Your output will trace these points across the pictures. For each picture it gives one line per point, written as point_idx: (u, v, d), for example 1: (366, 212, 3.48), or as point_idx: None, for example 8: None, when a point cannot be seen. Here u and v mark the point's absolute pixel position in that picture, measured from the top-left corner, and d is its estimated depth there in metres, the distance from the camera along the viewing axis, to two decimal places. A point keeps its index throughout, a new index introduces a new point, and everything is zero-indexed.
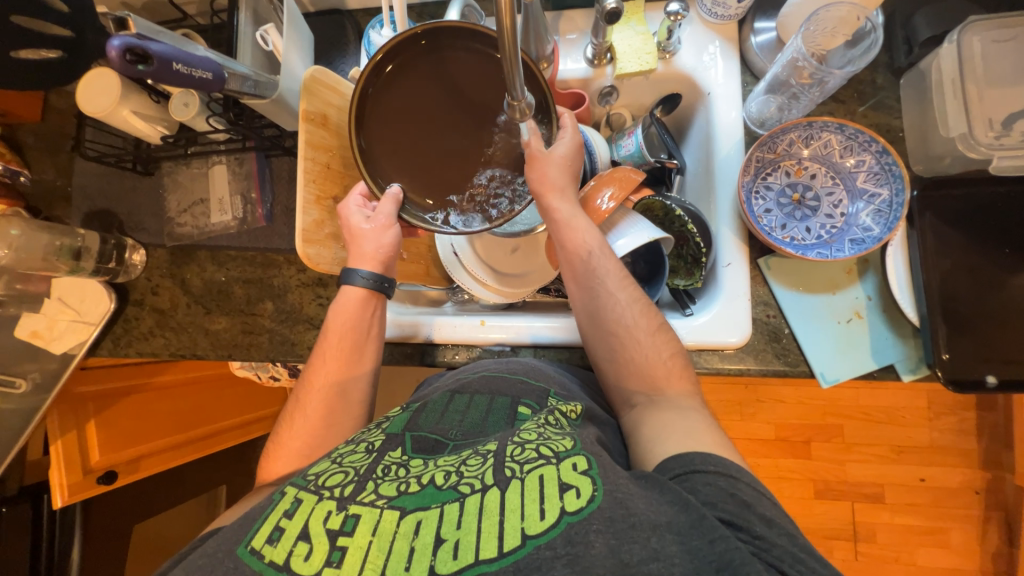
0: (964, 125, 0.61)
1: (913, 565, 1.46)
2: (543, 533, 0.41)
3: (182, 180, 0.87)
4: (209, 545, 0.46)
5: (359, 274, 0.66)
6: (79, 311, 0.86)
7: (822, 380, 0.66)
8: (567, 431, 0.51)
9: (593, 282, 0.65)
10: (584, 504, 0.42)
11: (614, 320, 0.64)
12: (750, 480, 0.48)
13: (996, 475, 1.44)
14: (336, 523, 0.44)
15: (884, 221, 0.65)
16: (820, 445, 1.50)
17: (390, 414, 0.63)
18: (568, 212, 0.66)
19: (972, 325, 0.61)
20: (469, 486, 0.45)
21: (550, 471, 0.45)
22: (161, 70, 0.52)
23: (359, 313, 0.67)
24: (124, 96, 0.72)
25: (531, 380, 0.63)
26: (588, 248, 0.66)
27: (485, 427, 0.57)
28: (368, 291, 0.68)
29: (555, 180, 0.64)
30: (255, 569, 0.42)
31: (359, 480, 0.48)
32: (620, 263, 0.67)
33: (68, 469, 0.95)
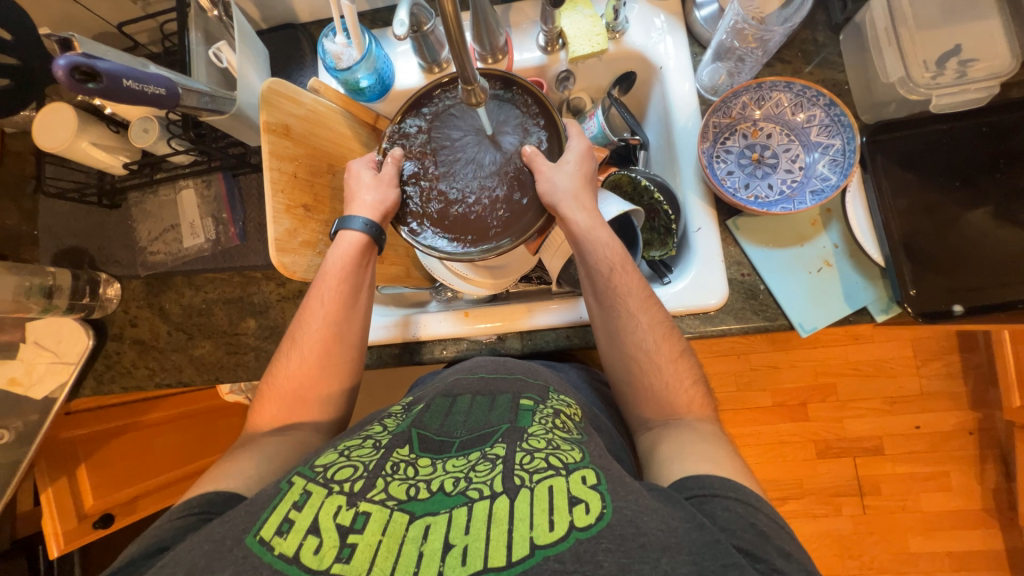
0: (902, 69, 0.64)
1: (919, 513, 1.49)
2: (551, 544, 0.41)
3: (150, 209, 0.86)
4: (215, 530, 0.45)
5: (359, 220, 0.66)
6: (57, 353, 0.85)
7: (800, 330, 0.68)
8: (575, 438, 0.52)
9: (613, 300, 0.65)
10: (593, 521, 0.42)
11: (635, 341, 0.64)
12: (770, 512, 0.48)
13: (986, 414, 1.48)
14: (346, 518, 0.44)
15: (840, 169, 0.68)
16: (816, 405, 1.53)
17: (391, 412, 0.63)
18: (588, 224, 0.65)
19: (935, 260, 0.64)
20: (478, 491, 0.46)
21: (559, 482, 0.46)
22: (112, 87, 0.51)
23: (353, 258, 0.67)
24: (82, 128, 0.73)
25: (530, 378, 0.65)
26: (610, 264, 0.65)
27: (490, 420, 0.57)
28: (365, 239, 0.67)
29: (568, 195, 0.64)
30: (264, 560, 0.41)
31: (368, 475, 0.48)
32: (642, 281, 0.67)
33: (62, 516, 0.94)
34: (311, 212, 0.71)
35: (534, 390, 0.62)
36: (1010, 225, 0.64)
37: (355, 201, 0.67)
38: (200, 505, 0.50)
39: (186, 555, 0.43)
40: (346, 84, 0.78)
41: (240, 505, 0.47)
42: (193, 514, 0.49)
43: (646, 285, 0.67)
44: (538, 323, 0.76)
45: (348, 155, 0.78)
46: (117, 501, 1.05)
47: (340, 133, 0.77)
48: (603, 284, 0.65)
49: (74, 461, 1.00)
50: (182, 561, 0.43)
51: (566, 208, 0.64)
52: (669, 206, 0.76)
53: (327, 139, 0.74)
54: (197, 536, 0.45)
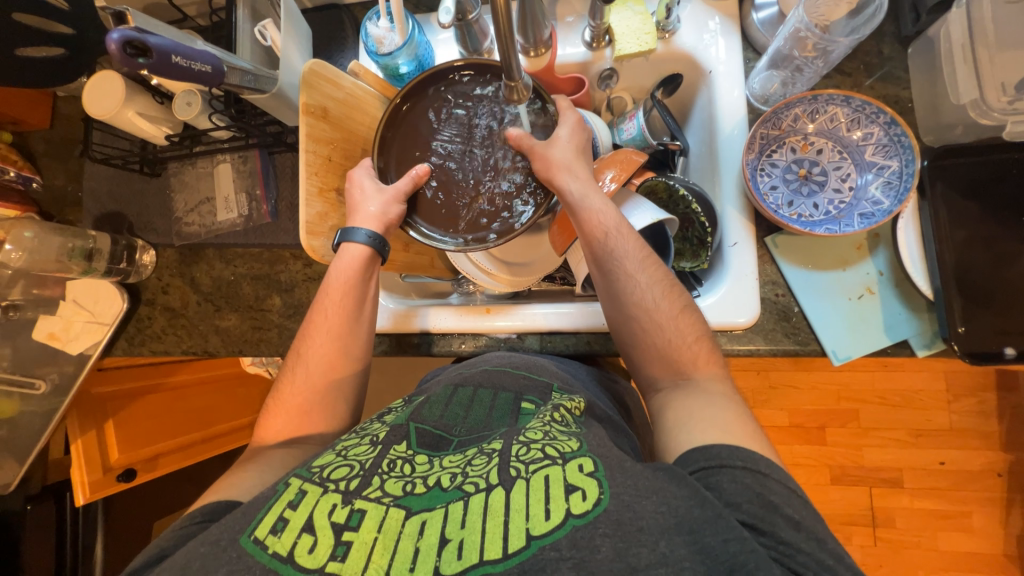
0: (976, 90, 0.59)
1: (934, 550, 1.44)
2: (547, 534, 0.40)
3: (188, 180, 0.88)
4: (211, 533, 0.45)
5: (362, 232, 0.65)
6: (93, 312, 0.88)
7: (833, 358, 0.65)
8: (573, 430, 0.51)
9: (611, 261, 0.62)
10: (590, 507, 0.41)
11: (634, 301, 0.61)
12: (779, 477, 0.46)
13: (1019, 457, 1.41)
14: (341, 517, 0.44)
15: (895, 193, 0.64)
16: (835, 430, 1.48)
17: (392, 406, 0.63)
18: (581, 191, 0.63)
19: (988, 296, 0.60)
20: (474, 485, 0.45)
21: (556, 471, 0.44)
22: (161, 62, 0.52)
23: (357, 273, 0.66)
24: (129, 97, 0.74)
25: (534, 375, 0.64)
26: (605, 228, 0.63)
27: (490, 423, 0.57)
28: (368, 250, 0.67)
29: (561, 160, 0.64)
30: (259, 559, 0.42)
31: (364, 474, 0.48)
32: (641, 242, 0.64)
33: (88, 467, 0.98)
34: (342, 196, 0.72)
35: (535, 390, 0.61)
36: None
37: (359, 212, 0.65)
38: (200, 514, 0.50)
39: (184, 559, 0.44)
40: (385, 69, 0.77)
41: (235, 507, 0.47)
42: (192, 521, 0.50)
43: (645, 245, 0.64)
44: (559, 326, 0.75)
45: None
46: (140, 457, 1.08)
47: (374, 117, 0.76)
48: (599, 249, 0.63)
49: (102, 416, 1.05)
50: (179, 560, 0.44)
51: (557, 171, 0.64)
52: (707, 219, 0.72)
53: (362, 124, 0.74)
54: (193, 543, 0.45)
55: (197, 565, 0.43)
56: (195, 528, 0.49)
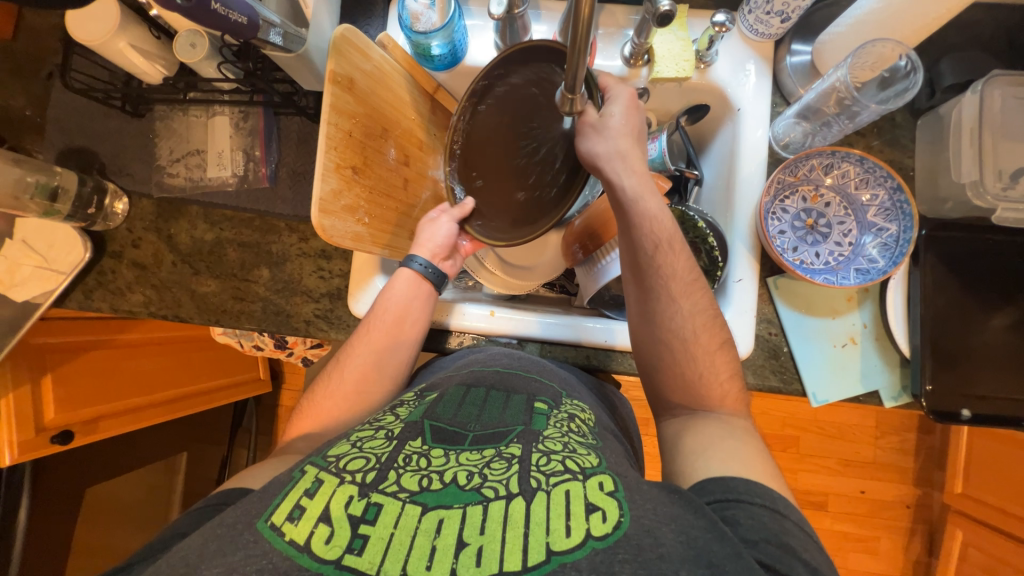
0: (976, 172, 0.64)
1: (845, 569, 1.60)
2: (568, 551, 0.40)
3: (177, 127, 0.80)
4: (225, 516, 0.44)
5: (420, 261, 0.70)
6: (47, 258, 0.79)
7: (813, 400, 0.69)
8: (591, 445, 0.53)
9: (656, 281, 0.63)
10: (610, 530, 0.42)
11: (673, 327, 0.63)
12: (797, 519, 0.47)
13: (926, 492, 1.57)
14: (358, 509, 0.42)
15: (890, 255, 0.68)
16: (777, 454, 1.59)
17: (405, 399, 0.63)
18: (636, 192, 0.62)
19: (954, 360, 0.66)
20: (493, 490, 0.45)
21: (576, 487, 0.45)
22: (198, 7, 0.48)
23: (409, 295, 0.69)
24: (122, 26, 0.67)
25: (545, 379, 0.65)
26: (657, 242, 0.62)
27: (504, 420, 0.56)
28: (418, 277, 0.70)
29: (620, 157, 0.60)
30: (274, 545, 0.41)
31: (381, 467, 0.47)
32: (687, 260, 0.64)
33: (19, 426, 0.89)
34: (358, 175, 0.67)
35: (548, 393, 0.62)
36: None
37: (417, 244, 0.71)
38: (215, 496, 0.50)
39: (198, 541, 0.43)
40: (417, 46, 0.73)
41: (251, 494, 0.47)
42: (209, 502, 0.50)
43: (694, 266, 0.65)
44: (559, 337, 0.75)
45: (402, 120, 0.75)
46: (77, 419, 0.99)
47: (398, 96, 0.73)
48: (646, 263, 0.63)
49: (41, 370, 0.94)
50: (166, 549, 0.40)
51: (615, 169, 0.60)
52: (718, 248, 0.74)
53: (386, 101, 0.71)
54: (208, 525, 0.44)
55: (214, 547, 0.42)
56: (211, 510, 0.49)
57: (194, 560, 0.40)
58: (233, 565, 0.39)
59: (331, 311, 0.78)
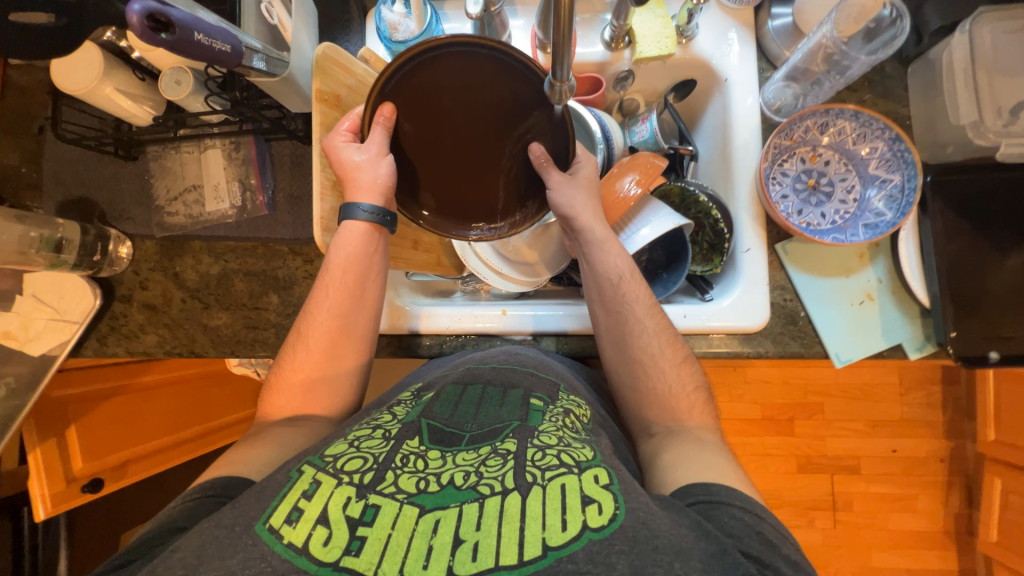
0: (975, 113, 0.63)
1: (886, 530, 1.57)
2: (563, 546, 0.43)
3: (171, 166, 0.80)
4: (226, 515, 0.47)
5: (363, 206, 0.61)
6: (58, 310, 0.80)
7: (836, 360, 0.69)
8: (585, 438, 0.55)
9: (623, 308, 0.66)
10: (606, 522, 0.45)
11: (641, 347, 0.65)
12: (773, 521, 0.51)
13: (958, 443, 1.56)
14: (356, 511, 0.46)
15: (897, 207, 0.68)
16: (802, 422, 1.58)
17: (401, 398, 0.65)
18: (601, 234, 0.66)
19: (976, 305, 0.65)
20: (489, 487, 0.48)
21: (572, 481, 0.48)
22: (183, 40, 0.48)
23: (364, 251, 0.64)
24: (107, 73, 0.68)
25: (542, 373, 0.64)
26: (619, 273, 0.66)
27: (501, 415, 0.58)
28: (370, 226, 0.63)
29: (583, 208, 0.64)
30: (274, 548, 0.44)
31: (378, 468, 0.50)
32: (648, 289, 0.68)
33: (49, 480, 0.91)
34: None
35: (543, 388, 0.62)
36: None
37: (353, 185, 0.60)
38: (215, 487, 0.52)
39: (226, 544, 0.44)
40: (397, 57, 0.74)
41: (250, 493, 0.49)
42: (206, 494, 0.52)
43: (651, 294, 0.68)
44: (576, 327, 0.75)
45: None
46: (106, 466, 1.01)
47: None
48: (611, 292, 0.66)
49: (64, 422, 0.95)
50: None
51: (579, 219, 0.65)
52: (723, 219, 0.74)
53: None
54: (206, 524, 0.47)
55: (213, 549, 0.44)
56: (212, 502, 0.51)
57: (194, 560, 0.43)
58: (233, 568, 0.42)
59: None
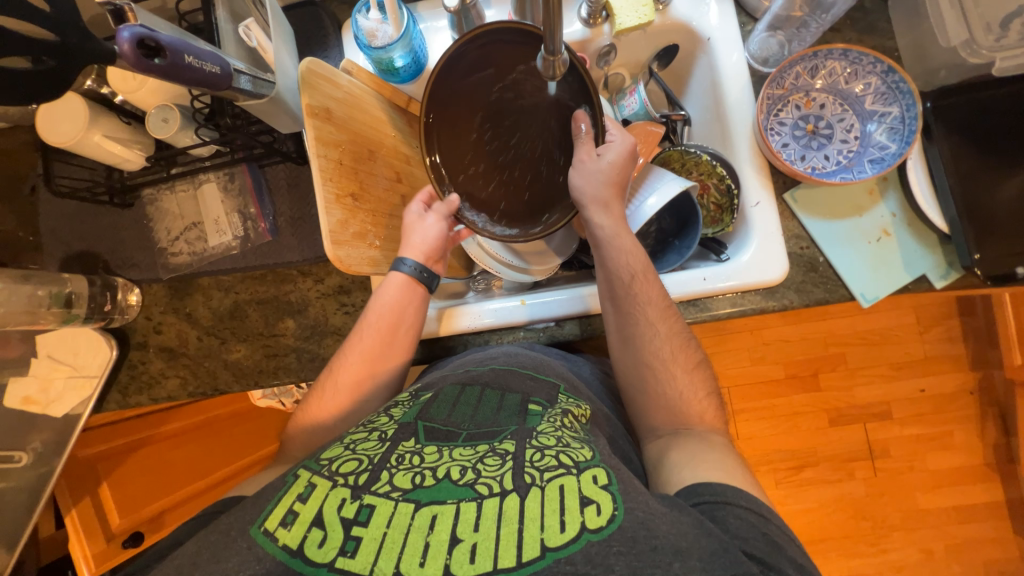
0: (964, 32, 0.63)
1: (927, 471, 1.56)
2: (562, 547, 0.43)
3: (167, 206, 0.80)
4: (221, 522, 0.49)
5: (408, 263, 0.69)
6: (75, 366, 0.79)
7: (862, 300, 0.68)
8: (583, 437, 0.55)
9: (633, 308, 0.66)
10: (605, 523, 0.44)
11: (651, 350, 0.66)
12: (778, 523, 0.51)
13: (985, 374, 1.55)
14: (350, 512, 0.46)
15: (900, 137, 0.67)
16: (827, 375, 1.57)
17: (399, 398, 0.64)
18: (611, 230, 0.67)
19: (994, 225, 0.64)
20: (487, 487, 0.47)
21: (570, 481, 0.48)
22: (176, 64, 0.46)
23: (399, 301, 0.69)
24: (93, 119, 0.68)
25: (540, 377, 0.66)
26: (632, 272, 0.66)
27: (498, 418, 0.58)
28: (410, 280, 0.70)
29: (594, 198, 0.65)
30: (268, 550, 0.45)
31: (373, 469, 0.50)
32: (661, 290, 0.68)
33: (90, 540, 0.90)
34: (358, 201, 0.67)
35: (543, 392, 0.63)
36: None
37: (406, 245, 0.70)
38: (217, 503, 0.57)
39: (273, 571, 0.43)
40: (379, 63, 0.74)
41: (245, 501, 0.51)
42: (208, 510, 0.56)
43: (666, 295, 0.68)
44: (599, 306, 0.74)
45: (384, 139, 0.74)
46: (143, 518, 1.01)
47: (375, 117, 0.73)
48: (622, 291, 0.66)
49: (96, 481, 0.96)
50: None
51: (591, 211, 0.66)
52: (728, 176, 0.74)
53: (365, 123, 0.71)
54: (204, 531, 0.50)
55: (207, 553, 0.46)
56: (207, 517, 0.55)
57: (190, 564, 0.46)
58: (228, 570, 0.44)
59: None
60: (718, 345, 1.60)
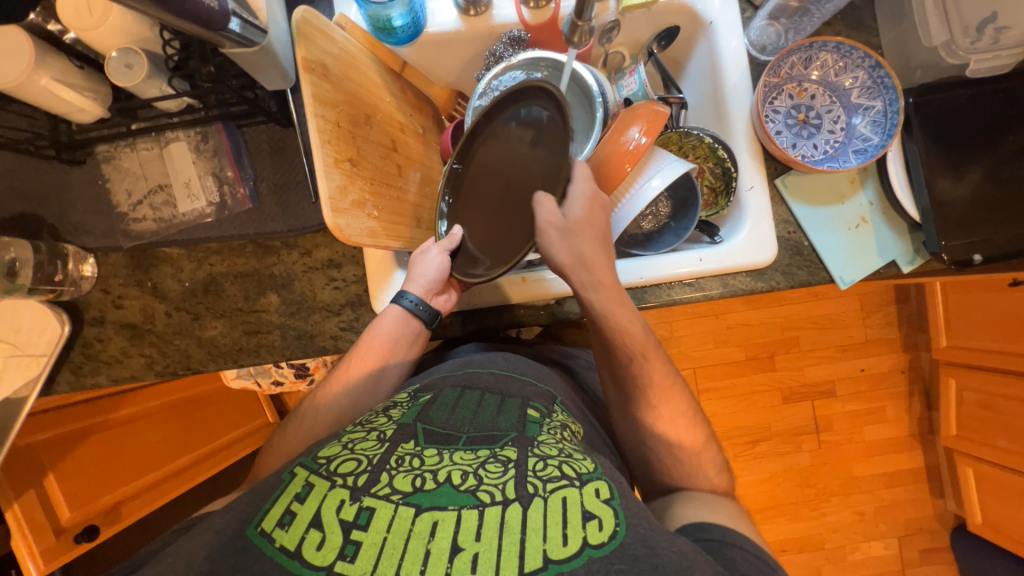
0: (946, 34, 0.68)
1: (863, 442, 1.72)
2: (564, 561, 0.41)
3: (127, 166, 0.71)
4: (215, 519, 0.45)
5: (410, 298, 0.66)
6: (19, 345, 0.70)
7: (841, 283, 0.73)
8: (584, 451, 0.53)
9: (633, 388, 0.66)
10: (607, 539, 0.43)
11: (663, 440, 0.65)
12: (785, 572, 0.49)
13: (915, 355, 1.71)
14: (350, 514, 0.44)
15: (882, 130, 0.71)
16: (783, 357, 1.69)
17: (396, 400, 0.62)
18: (605, 305, 0.64)
19: (959, 216, 0.69)
20: (490, 494, 0.45)
21: (573, 494, 0.46)
22: None
23: (396, 333, 0.68)
24: (40, 61, 0.59)
25: (540, 384, 0.65)
26: (632, 353, 0.65)
27: (496, 423, 0.56)
28: (407, 315, 0.68)
29: (581, 259, 0.62)
30: (266, 551, 0.42)
31: (372, 470, 0.47)
32: (664, 366, 0.67)
33: (36, 536, 0.82)
34: (358, 167, 0.63)
35: (542, 399, 0.62)
36: (999, 184, 0.71)
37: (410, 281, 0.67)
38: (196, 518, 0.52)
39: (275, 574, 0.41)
40: (374, 20, 0.69)
41: (242, 494, 0.48)
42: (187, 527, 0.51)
43: (668, 373, 0.67)
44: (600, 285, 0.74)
45: (380, 103, 0.69)
46: (97, 510, 0.92)
47: (370, 78, 0.68)
48: (621, 370, 0.66)
49: (39, 471, 0.85)
50: None
51: (583, 283, 0.64)
52: (729, 158, 0.75)
53: (362, 84, 0.66)
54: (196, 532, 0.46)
55: (196, 551, 0.43)
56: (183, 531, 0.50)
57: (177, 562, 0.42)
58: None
59: (357, 320, 0.73)
60: (687, 328, 1.67)
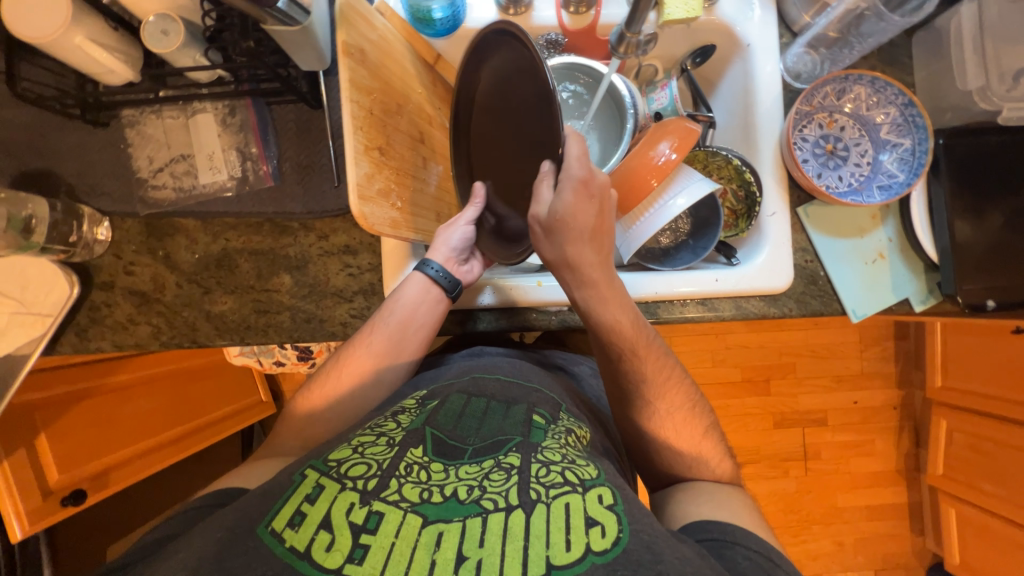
0: (982, 79, 0.68)
1: (849, 473, 1.73)
2: (568, 566, 0.41)
3: (152, 132, 0.70)
4: (227, 516, 0.45)
5: (433, 266, 0.67)
6: (27, 303, 0.69)
7: (854, 316, 0.73)
8: (587, 456, 0.53)
9: (628, 381, 0.65)
10: (609, 545, 0.43)
11: (663, 450, 0.65)
12: (789, 569, 0.50)
13: (908, 391, 1.72)
14: (359, 518, 0.44)
15: (908, 168, 0.72)
16: (778, 382, 1.70)
17: (404, 405, 0.61)
18: (593, 302, 0.61)
19: (977, 259, 0.70)
20: (493, 502, 0.45)
21: (576, 500, 0.46)
22: None
23: (418, 300, 0.67)
24: (76, 19, 0.59)
25: (543, 391, 0.64)
26: (626, 349, 0.63)
27: (501, 431, 0.55)
28: (430, 282, 0.68)
29: (571, 259, 0.58)
30: (275, 551, 0.42)
31: (382, 475, 0.47)
32: (658, 356, 0.65)
33: (23, 495, 0.81)
34: (386, 157, 0.62)
35: (547, 406, 0.61)
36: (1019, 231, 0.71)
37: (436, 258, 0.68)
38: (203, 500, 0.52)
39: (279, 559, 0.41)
40: (414, 11, 0.69)
41: (251, 495, 0.48)
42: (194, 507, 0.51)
43: (663, 363, 0.65)
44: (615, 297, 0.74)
45: (412, 95, 0.69)
46: (86, 475, 0.91)
47: (405, 68, 0.68)
48: (615, 364, 0.65)
49: (31, 430, 0.84)
50: None
51: (573, 282, 0.60)
52: (754, 179, 0.76)
53: (397, 73, 0.65)
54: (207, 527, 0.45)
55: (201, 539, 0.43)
56: (196, 512, 0.50)
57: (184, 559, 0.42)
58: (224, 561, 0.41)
59: (368, 308, 0.73)
60: (686, 345, 1.68)
